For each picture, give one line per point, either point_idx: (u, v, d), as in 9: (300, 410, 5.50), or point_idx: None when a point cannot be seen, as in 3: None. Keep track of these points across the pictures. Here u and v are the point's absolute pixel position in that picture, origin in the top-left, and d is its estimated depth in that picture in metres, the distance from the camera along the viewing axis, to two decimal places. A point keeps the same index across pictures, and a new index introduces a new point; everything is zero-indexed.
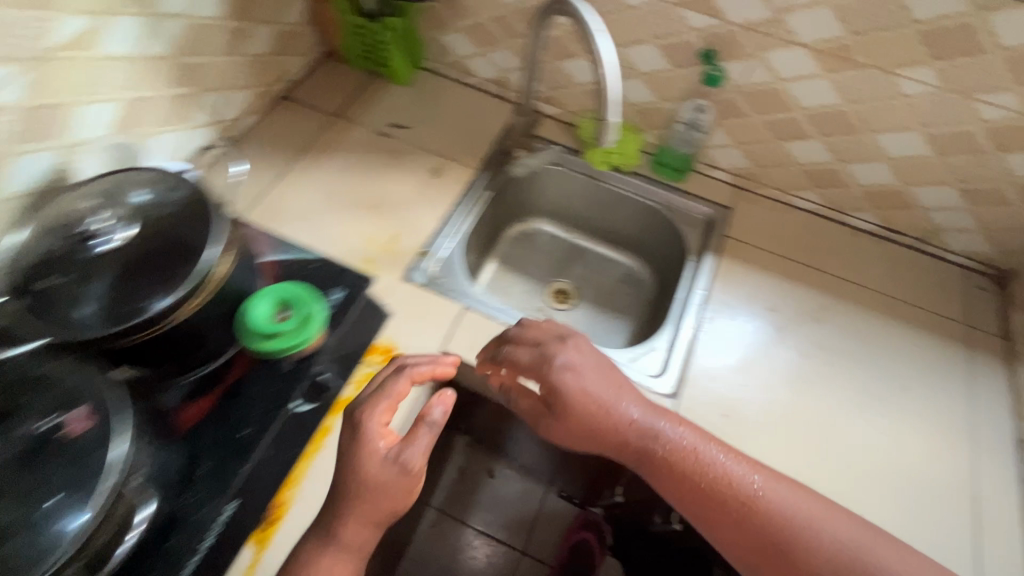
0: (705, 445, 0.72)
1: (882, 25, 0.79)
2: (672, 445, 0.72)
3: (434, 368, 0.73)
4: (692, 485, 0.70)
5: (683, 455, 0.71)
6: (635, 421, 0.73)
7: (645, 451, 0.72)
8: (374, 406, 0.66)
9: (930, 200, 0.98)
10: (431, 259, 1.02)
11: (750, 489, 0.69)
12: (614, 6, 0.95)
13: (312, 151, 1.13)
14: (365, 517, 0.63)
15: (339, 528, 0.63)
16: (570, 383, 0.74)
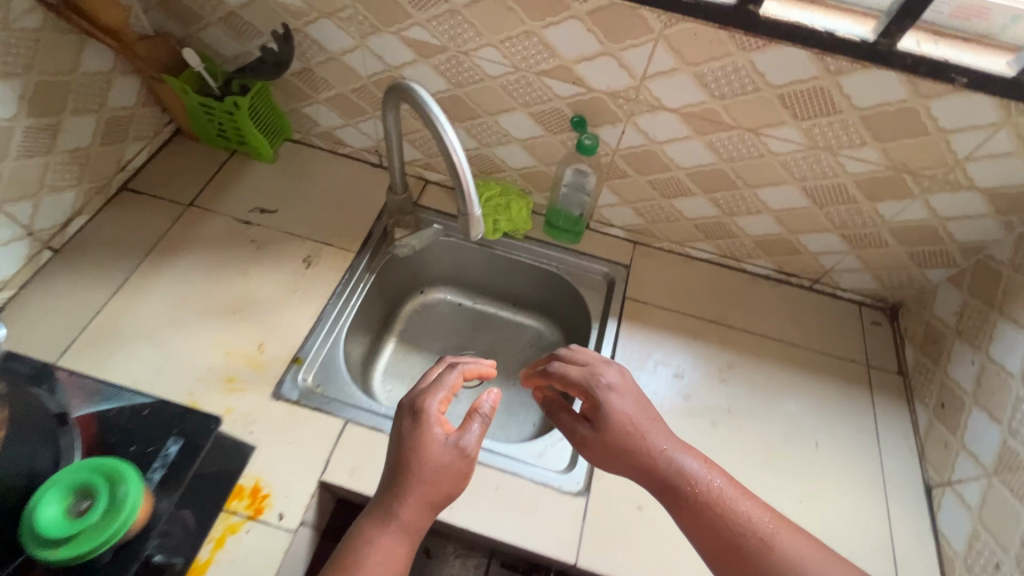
0: (718, 481, 0.68)
1: (742, 90, 0.76)
2: (690, 477, 0.68)
3: (481, 368, 0.80)
4: (706, 522, 0.66)
5: (700, 490, 0.67)
6: (657, 454, 0.70)
7: (662, 482, 0.69)
8: (435, 394, 0.71)
9: (817, 245, 0.98)
10: (306, 367, 0.91)
11: (755, 538, 0.65)
12: (475, 75, 0.87)
13: (161, 251, 0.99)
14: (424, 498, 0.66)
15: (392, 507, 0.66)
16: (617, 406, 0.74)
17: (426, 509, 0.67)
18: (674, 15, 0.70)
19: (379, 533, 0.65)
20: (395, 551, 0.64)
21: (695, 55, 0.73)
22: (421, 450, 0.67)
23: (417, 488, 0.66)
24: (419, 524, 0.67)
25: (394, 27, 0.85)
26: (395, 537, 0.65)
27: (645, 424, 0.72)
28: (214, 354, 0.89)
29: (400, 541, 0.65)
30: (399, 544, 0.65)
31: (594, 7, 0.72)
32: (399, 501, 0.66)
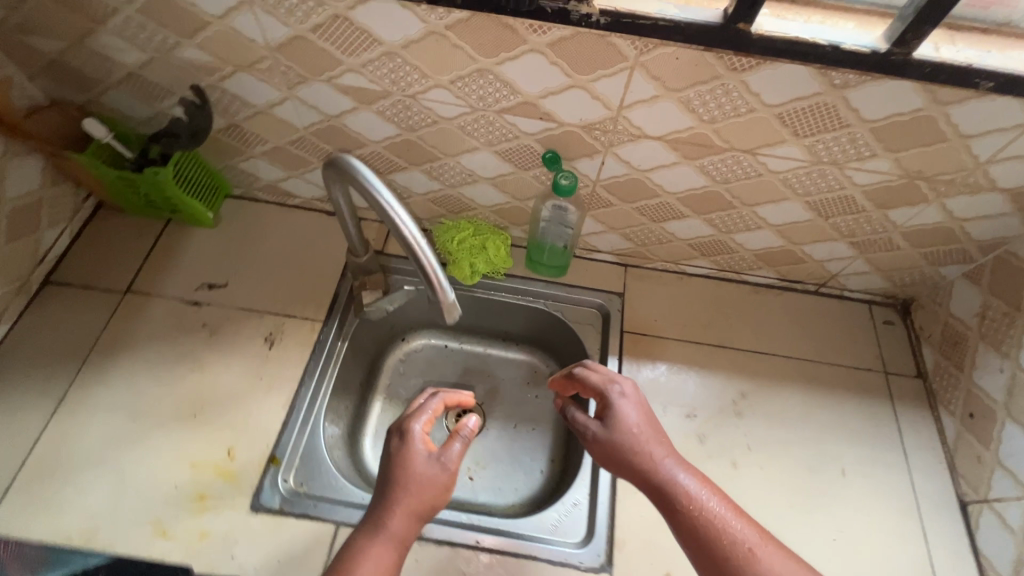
0: (714, 497, 0.64)
1: (734, 112, 0.66)
2: (684, 485, 0.65)
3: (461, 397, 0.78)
4: (697, 531, 0.62)
5: (696, 496, 0.64)
6: (657, 462, 0.67)
7: (659, 488, 0.66)
8: (419, 414, 0.70)
9: (823, 253, 0.90)
10: (285, 466, 0.82)
11: (746, 551, 0.61)
12: (427, 119, 0.76)
13: (101, 353, 0.87)
14: (413, 512, 0.65)
15: (385, 519, 0.64)
16: (627, 412, 0.71)
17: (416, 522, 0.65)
18: (650, 41, 0.59)
19: (370, 546, 0.62)
20: (383, 564, 0.61)
21: (678, 80, 0.63)
22: (411, 463, 0.67)
23: (407, 501, 0.65)
24: (409, 538, 0.65)
25: (324, 76, 0.72)
26: (386, 550, 0.62)
27: (647, 433, 0.69)
28: (179, 470, 0.79)
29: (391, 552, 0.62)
30: (388, 555, 0.62)
31: (555, 38, 0.61)
32: (391, 513, 0.64)
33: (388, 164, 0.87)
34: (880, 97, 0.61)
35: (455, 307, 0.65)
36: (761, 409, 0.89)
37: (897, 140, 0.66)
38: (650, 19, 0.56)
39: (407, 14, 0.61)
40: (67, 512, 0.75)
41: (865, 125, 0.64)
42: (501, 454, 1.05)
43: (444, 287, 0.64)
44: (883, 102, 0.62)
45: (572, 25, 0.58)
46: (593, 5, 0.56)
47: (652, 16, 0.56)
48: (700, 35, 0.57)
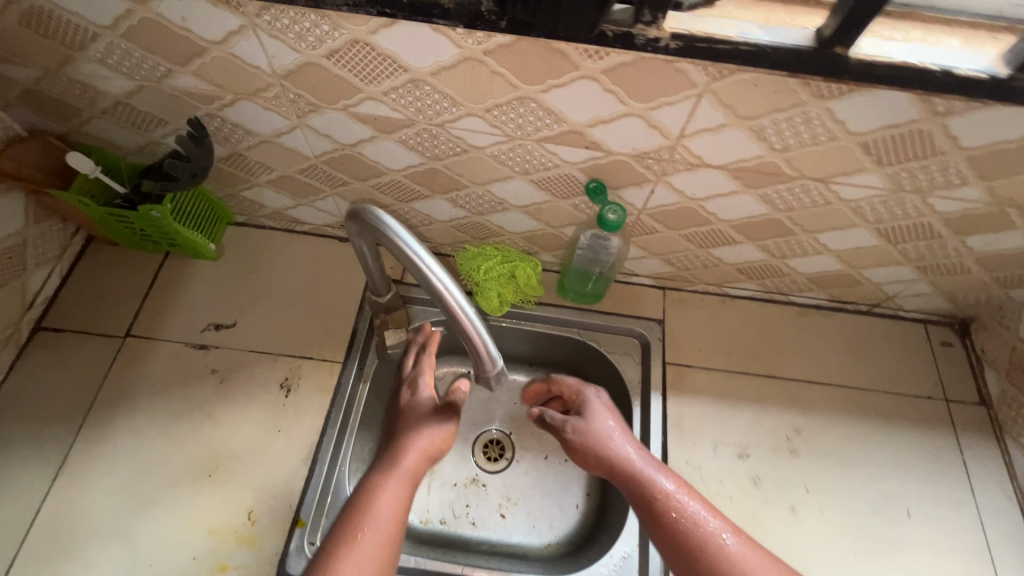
0: (684, 486, 0.70)
1: (812, 140, 0.58)
2: (656, 474, 0.70)
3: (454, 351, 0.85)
4: (665, 513, 0.67)
5: (667, 482, 0.70)
6: (628, 454, 0.72)
7: (632, 476, 0.71)
8: (427, 369, 0.80)
9: (882, 277, 0.83)
10: (310, 528, 0.76)
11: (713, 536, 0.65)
12: (456, 148, 0.68)
13: (101, 408, 0.80)
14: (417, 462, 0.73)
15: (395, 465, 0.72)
16: (602, 413, 0.77)
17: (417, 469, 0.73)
18: (726, 67, 0.51)
19: (382, 487, 0.69)
20: (400, 496, 0.69)
21: (753, 108, 0.55)
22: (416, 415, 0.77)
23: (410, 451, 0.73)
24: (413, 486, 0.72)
25: (339, 104, 0.64)
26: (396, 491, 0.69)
27: (619, 431, 0.75)
28: (196, 538, 0.73)
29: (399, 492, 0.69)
30: (399, 496, 0.69)
31: (613, 64, 0.52)
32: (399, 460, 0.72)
33: (409, 192, 0.79)
34: (986, 124, 0.54)
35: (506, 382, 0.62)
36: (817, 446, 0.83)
37: (996, 168, 0.58)
38: (732, 43, 0.48)
39: (440, 39, 0.53)
40: None
41: (963, 154, 0.57)
42: (533, 489, 0.99)
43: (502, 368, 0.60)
44: (988, 129, 0.54)
45: (636, 51, 0.50)
46: (665, 29, 0.48)
47: (734, 40, 0.48)
48: (788, 61, 0.48)
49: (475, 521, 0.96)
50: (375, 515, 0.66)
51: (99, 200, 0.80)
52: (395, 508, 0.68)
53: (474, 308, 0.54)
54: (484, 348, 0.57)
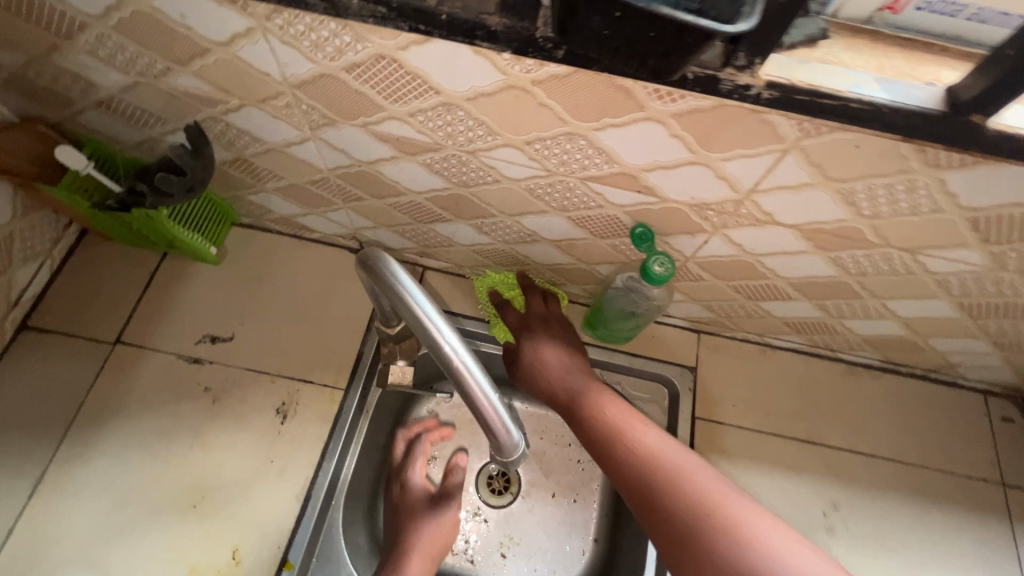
0: (615, 402, 0.66)
1: (911, 210, 0.49)
2: (587, 394, 0.68)
3: (435, 433, 0.82)
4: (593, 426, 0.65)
5: (598, 401, 0.67)
6: (565, 376, 0.71)
7: (567, 399, 0.69)
8: (413, 463, 0.78)
9: (949, 347, 0.74)
10: (298, 572, 0.70)
11: (637, 447, 0.61)
12: (487, 177, 0.59)
13: (84, 423, 0.74)
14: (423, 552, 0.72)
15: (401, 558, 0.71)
16: (537, 337, 0.74)
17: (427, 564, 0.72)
18: (825, 123, 0.42)
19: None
20: None
21: (847, 170, 0.46)
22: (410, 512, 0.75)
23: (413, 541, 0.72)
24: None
25: (359, 120, 0.56)
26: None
27: (565, 355, 0.73)
28: (175, 575, 0.68)
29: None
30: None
31: (685, 108, 0.43)
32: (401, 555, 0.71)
33: (429, 214, 0.71)
34: None
35: (523, 459, 0.51)
36: (854, 525, 0.76)
37: None
38: (839, 99, 0.39)
39: (481, 63, 0.44)
40: None
41: None
42: (541, 530, 0.87)
43: (518, 446, 0.49)
44: None
45: (718, 98, 0.41)
46: (760, 76, 0.39)
47: (843, 95, 0.39)
48: (905, 125, 0.40)
49: (474, 560, 0.85)
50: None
51: (92, 197, 0.74)
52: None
53: (489, 382, 0.44)
54: (497, 421, 0.46)
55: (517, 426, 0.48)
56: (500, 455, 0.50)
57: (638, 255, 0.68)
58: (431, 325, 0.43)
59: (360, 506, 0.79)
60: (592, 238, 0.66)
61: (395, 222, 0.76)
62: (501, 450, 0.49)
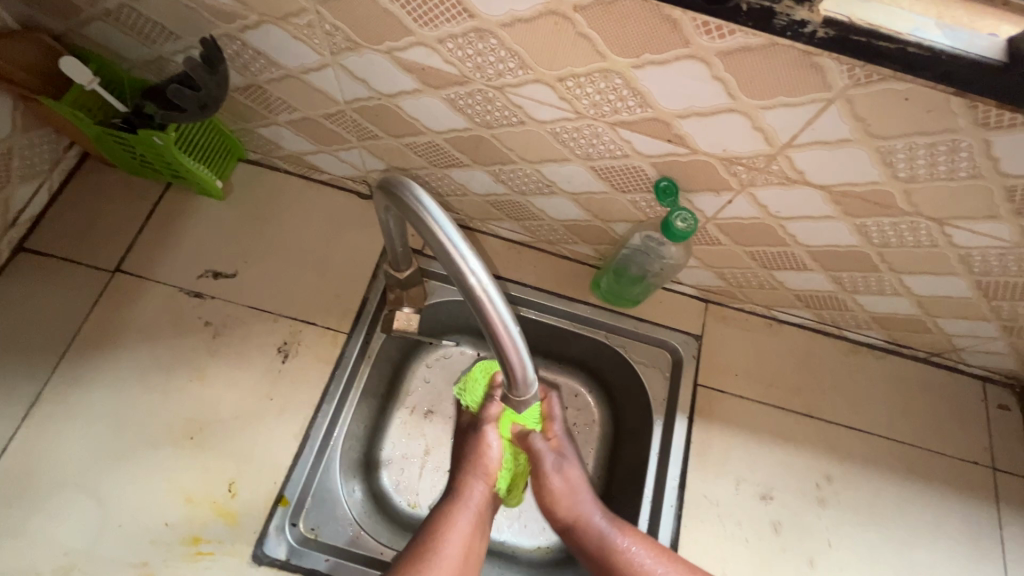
0: (640, 537, 0.67)
1: (947, 175, 0.48)
2: (614, 531, 0.67)
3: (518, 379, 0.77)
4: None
5: (623, 537, 0.67)
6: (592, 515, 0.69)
7: (595, 543, 0.67)
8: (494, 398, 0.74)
9: (958, 329, 0.74)
10: (293, 508, 0.70)
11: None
12: (512, 117, 0.57)
13: (81, 348, 0.73)
14: (488, 491, 0.70)
15: (467, 494, 0.68)
16: (569, 468, 0.72)
17: (489, 508, 0.70)
18: (878, 70, 0.40)
19: (453, 518, 0.65)
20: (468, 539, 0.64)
21: (890, 125, 0.44)
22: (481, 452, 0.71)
23: (480, 480, 0.70)
24: (485, 524, 0.68)
25: (384, 45, 0.54)
26: (467, 527, 0.65)
27: (587, 487, 0.72)
28: (170, 504, 0.67)
29: (473, 522, 0.66)
30: (474, 538, 0.65)
31: (733, 46, 0.42)
32: (467, 493, 0.68)
33: (446, 158, 0.69)
34: None
35: (532, 403, 0.54)
36: (844, 498, 0.77)
37: None
38: (899, 42, 0.38)
39: None
40: (37, 543, 0.64)
41: None
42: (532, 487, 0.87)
43: (532, 382, 0.51)
44: None
45: (770, 36, 0.40)
46: (817, 12, 0.38)
47: (903, 38, 0.38)
48: (959, 75, 0.39)
49: None
50: (448, 544, 0.63)
51: (95, 116, 0.71)
52: (467, 541, 0.64)
53: (509, 314, 0.45)
54: (513, 355, 0.47)
55: (531, 363, 0.50)
56: (513, 394, 0.52)
57: (658, 213, 0.66)
58: (459, 256, 0.43)
59: (355, 450, 0.80)
60: (613, 191, 0.65)
61: (409, 166, 0.74)
62: (515, 389, 0.51)
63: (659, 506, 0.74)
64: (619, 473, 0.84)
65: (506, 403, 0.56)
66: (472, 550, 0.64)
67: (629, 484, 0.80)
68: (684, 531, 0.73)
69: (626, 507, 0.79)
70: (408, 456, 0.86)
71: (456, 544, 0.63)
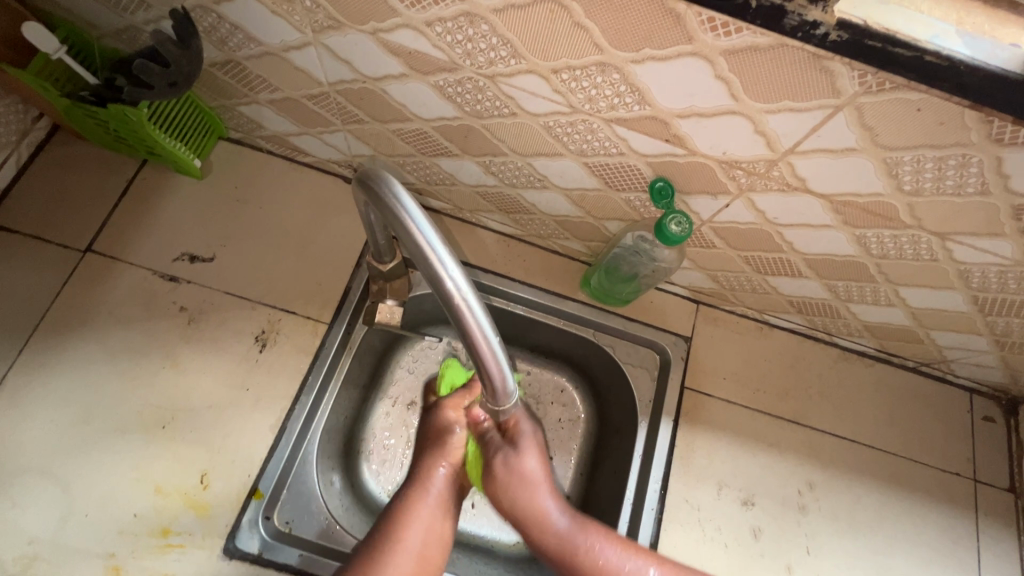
0: (607, 534, 0.63)
1: (955, 189, 0.46)
2: (577, 530, 0.63)
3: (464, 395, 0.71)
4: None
5: (587, 539, 0.62)
6: (555, 520, 0.63)
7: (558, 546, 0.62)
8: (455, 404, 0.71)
9: (950, 341, 0.73)
10: (268, 501, 0.69)
11: None
12: (503, 108, 0.54)
13: (49, 330, 0.70)
14: (451, 475, 0.66)
15: (427, 480, 0.64)
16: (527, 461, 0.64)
17: (454, 496, 0.66)
18: (891, 78, 0.38)
19: (414, 503, 0.61)
20: (419, 539, 0.59)
21: (899, 135, 0.42)
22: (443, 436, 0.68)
23: (441, 463, 0.66)
24: (450, 509, 0.64)
25: (368, 26, 0.50)
26: (427, 514, 0.61)
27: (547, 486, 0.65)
28: (140, 494, 0.66)
29: (434, 508, 0.62)
30: (439, 524, 0.61)
31: (739, 45, 0.39)
32: (428, 482, 0.64)
33: (434, 146, 0.66)
34: None
35: (512, 411, 0.52)
36: (825, 505, 0.77)
37: None
38: (915, 49, 0.36)
39: None
40: (1, 529, 0.62)
41: None
42: None
43: (511, 393, 0.50)
44: None
45: (779, 36, 0.37)
46: (832, 13, 0.35)
47: (922, 45, 0.36)
48: (976, 87, 0.36)
49: None
50: (408, 534, 0.58)
51: (64, 87, 0.67)
52: (428, 530, 0.60)
53: (489, 323, 0.43)
54: (494, 366, 0.46)
55: (511, 372, 0.48)
56: (492, 403, 0.51)
57: (652, 213, 0.64)
58: (437, 260, 0.40)
59: (335, 442, 0.79)
60: (607, 188, 0.62)
61: (396, 152, 0.71)
62: (495, 399, 0.50)
63: (641, 509, 0.74)
64: (602, 472, 0.83)
65: (486, 411, 0.55)
66: (435, 535, 0.60)
67: (612, 483, 0.80)
68: (664, 535, 0.72)
69: (607, 506, 0.78)
70: (389, 448, 0.84)
71: (416, 532, 0.59)
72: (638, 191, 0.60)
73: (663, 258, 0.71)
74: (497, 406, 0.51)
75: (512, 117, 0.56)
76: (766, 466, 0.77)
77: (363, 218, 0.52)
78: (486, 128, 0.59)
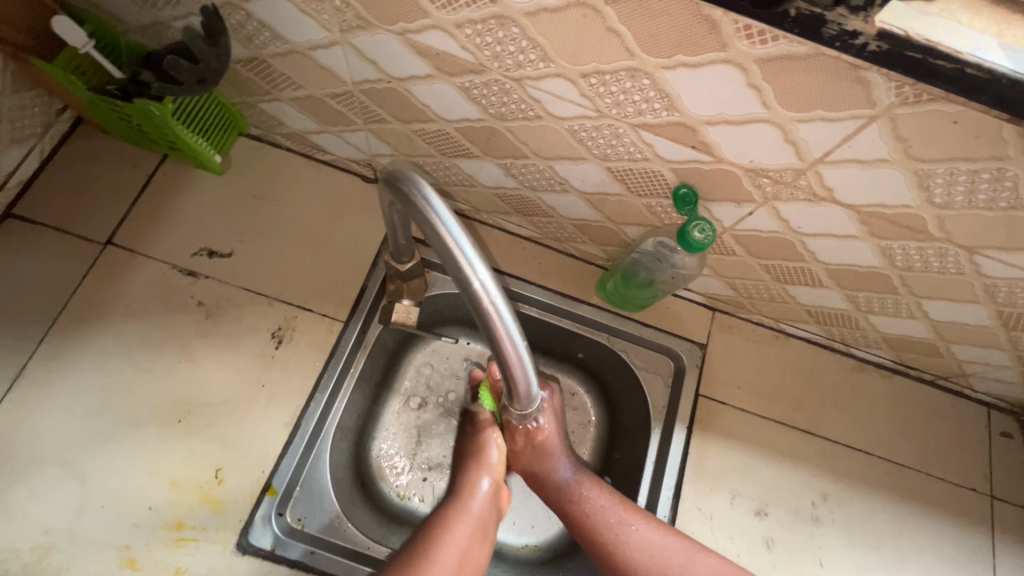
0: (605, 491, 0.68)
1: (986, 203, 0.45)
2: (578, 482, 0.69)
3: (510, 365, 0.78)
4: (584, 525, 0.66)
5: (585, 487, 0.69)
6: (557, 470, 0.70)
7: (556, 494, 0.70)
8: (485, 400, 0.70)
9: (971, 355, 0.72)
10: (281, 498, 0.69)
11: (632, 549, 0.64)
12: (528, 111, 0.54)
13: (69, 322, 0.70)
14: (492, 491, 0.65)
15: (470, 495, 0.64)
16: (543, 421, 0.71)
17: (490, 518, 0.64)
18: (926, 89, 0.37)
19: (456, 517, 0.60)
20: (460, 555, 0.57)
21: (933, 148, 0.42)
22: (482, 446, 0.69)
23: (484, 478, 0.66)
24: (487, 532, 0.62)
25: (397, 26, 0.51)
26: (468, 531, 0.59)
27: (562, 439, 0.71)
28: (155, 487, 0.66)
29: (475, 525, 0.60)
30: (478, 547, 0.59)
31: (774, 54, 0.39)
32: (472, 496, 0.63)
33: (455, 147, 0.66)
34: None
35: (532, 415, 0.52)
36: (839, 517, 0.76)
37: None
38: (956, 61, 0.35)
39: None
40: (19, 518, 0.63)
41: None
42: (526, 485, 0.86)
43: (534, 398, 0.50)
44: None
45: (816, 45, 0.37)
46: (873, 23, 0.35)
47: (963, 57, 0.35)
48: (1015, 100, 0.36)
49: None
50: (446, 554, 0.56)
51: (89, 80, 0.67)
52: (466, 549, 0.57)
53: (514, 326, 0.43)
54: (518, 369, 0.46)
55: (533, 376, 0.48)
56: (513, 406, 0.51)
57: (672, 220, 0.64)
58: (466, 262, 0.40)
59: (347, 441, 0.78)
60: (627, 195, 0.62)
61: (416, 152, 0.71)
62: (517, 403, 0.50)
63: (652, 515, 0.73)
64: (613, 477, 0.82)
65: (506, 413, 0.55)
66: (472, 557, 0.58)
67: (623, 490, 0.80)
68: None
69: None
70: (399, 447, 0.84)
71: (454, 552, 0.57)
72: (660, 198, 0.60)
73: (680, 263, 0.72)
74: (519, 409, 0.51)
75: (535, 122, 0.56)
76: (779, 475, 0.77)
77: (387, 215, 0.52)
78: (509, 131, 0.59)
